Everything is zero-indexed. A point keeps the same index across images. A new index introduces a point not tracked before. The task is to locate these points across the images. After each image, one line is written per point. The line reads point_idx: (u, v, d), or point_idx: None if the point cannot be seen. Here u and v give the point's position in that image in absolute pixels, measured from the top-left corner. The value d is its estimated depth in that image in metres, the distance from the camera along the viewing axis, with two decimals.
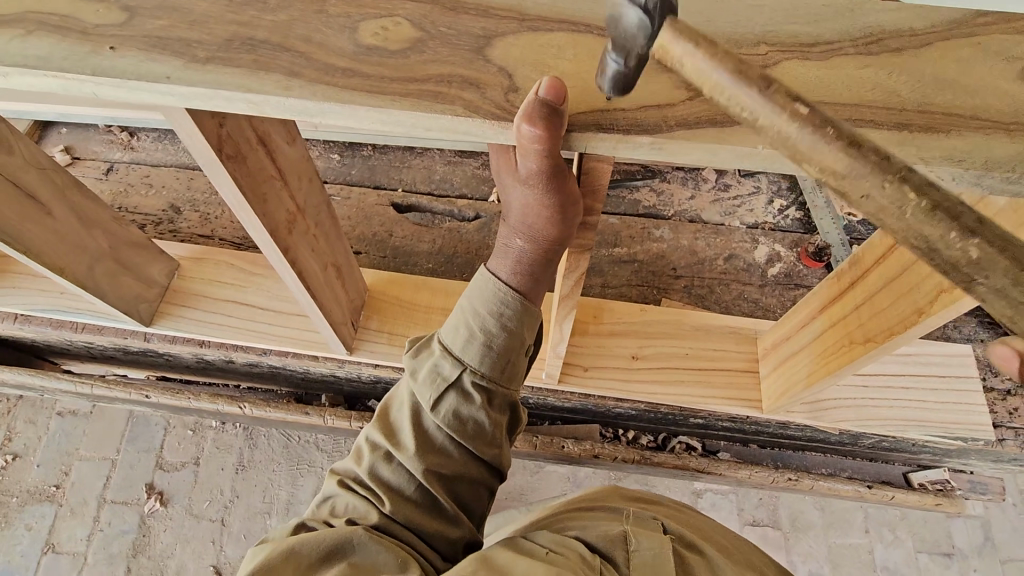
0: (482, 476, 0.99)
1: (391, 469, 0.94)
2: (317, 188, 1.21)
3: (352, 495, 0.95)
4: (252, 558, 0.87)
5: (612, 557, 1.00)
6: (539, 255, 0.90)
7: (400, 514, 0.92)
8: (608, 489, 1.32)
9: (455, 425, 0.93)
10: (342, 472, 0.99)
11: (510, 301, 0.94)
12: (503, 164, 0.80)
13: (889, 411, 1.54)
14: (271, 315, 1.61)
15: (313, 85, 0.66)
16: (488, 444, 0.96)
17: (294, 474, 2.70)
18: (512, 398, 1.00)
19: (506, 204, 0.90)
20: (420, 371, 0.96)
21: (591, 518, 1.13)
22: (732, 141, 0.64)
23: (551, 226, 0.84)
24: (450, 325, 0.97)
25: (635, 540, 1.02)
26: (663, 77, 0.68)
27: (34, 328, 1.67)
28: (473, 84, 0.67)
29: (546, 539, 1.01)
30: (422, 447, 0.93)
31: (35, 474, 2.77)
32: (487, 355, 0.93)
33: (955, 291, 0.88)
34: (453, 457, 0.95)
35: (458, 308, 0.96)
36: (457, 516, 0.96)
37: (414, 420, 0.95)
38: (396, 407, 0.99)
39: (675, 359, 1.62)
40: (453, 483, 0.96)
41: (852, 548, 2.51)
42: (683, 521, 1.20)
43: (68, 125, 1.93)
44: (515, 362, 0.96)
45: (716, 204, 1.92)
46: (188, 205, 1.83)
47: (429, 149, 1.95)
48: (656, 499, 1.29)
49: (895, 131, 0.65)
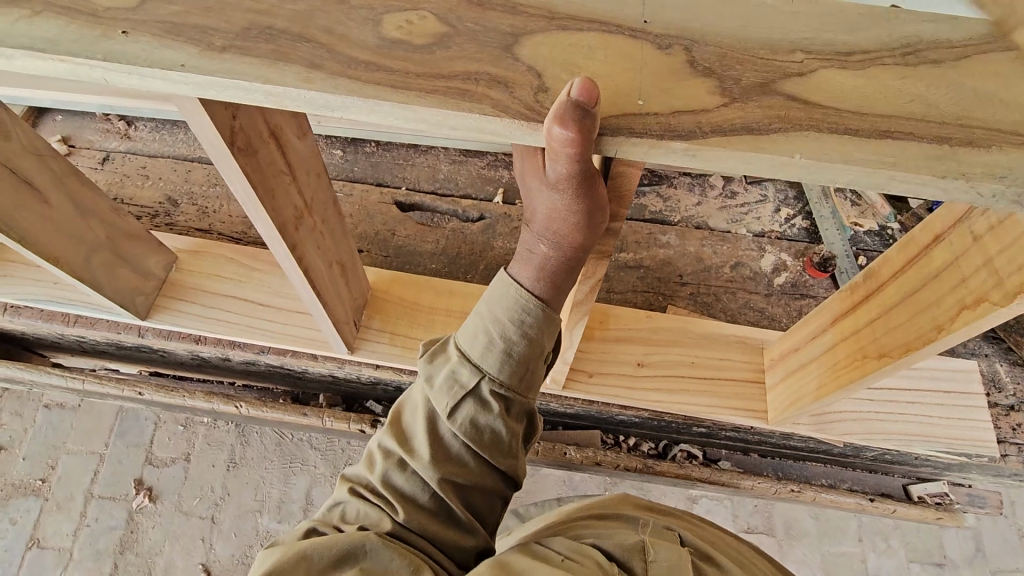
0: (496, 485, 0.96)
1: (405, 476, 0.92)
2: (326, 184, 1.18)
3: (364, 502, 0.92)
4: (262, 564, 0.84)
5: (630, 565, 0.99)
6: (563, 261, 0.88)
7: (415, 522, 0.89)
8: (619, 496, 1.30)
9: (473, 435, 0.90)
10: (353, 478, 0.96)
11: (532, 308, 0.91)
12: (532, 167, 0.78)
13: (895, 425, 1.53)
14: (271, 312, 1.57)
15: (335, 78, 0.63)
16: (504, 453, 0.93)
17: (286, 472, 2.66)
18: (529, 406, 0.97)
19: (531, 208, 0.88)
20: (437, 377, 0.93)
21: (606, 526, 1.11)
22: (769, 150, 0.62)
23: (578, 231, 0.82)
24: (467, 331, 0.94)
25: (653, 551, 1.01)
26: (697, 82, 0.66)
27: (25, 319, 1.62)
28: (502, 82, 0.64)
29: (562, 544, 0.99)
30: (436, 455, 0.91)
31: (20, 468, 2.71)
32: (506, 363, 0.91)
33: (978, 310, 0.87)
34: (468, 465, 0.92)
35: (477, 314, 0.93)
36: (471, 525, 0.93)
37: (429, 427, 0.92)
38: (410, 412, 0.96)
39: (680, 367, 1.60)
40: (467, 491, 0.93)
41: (846, 556, 2.52)
42: (694, 532, 1.19)
43: (64, 113, 1.88)
44: (533, 370, 0.94)
45: (722, 211, 1.90)
46: (186, 198, 1.79)
47: (435, 148, 1.93)
48: (667, 510, 1.27)
49: (935, 145, 0.63)
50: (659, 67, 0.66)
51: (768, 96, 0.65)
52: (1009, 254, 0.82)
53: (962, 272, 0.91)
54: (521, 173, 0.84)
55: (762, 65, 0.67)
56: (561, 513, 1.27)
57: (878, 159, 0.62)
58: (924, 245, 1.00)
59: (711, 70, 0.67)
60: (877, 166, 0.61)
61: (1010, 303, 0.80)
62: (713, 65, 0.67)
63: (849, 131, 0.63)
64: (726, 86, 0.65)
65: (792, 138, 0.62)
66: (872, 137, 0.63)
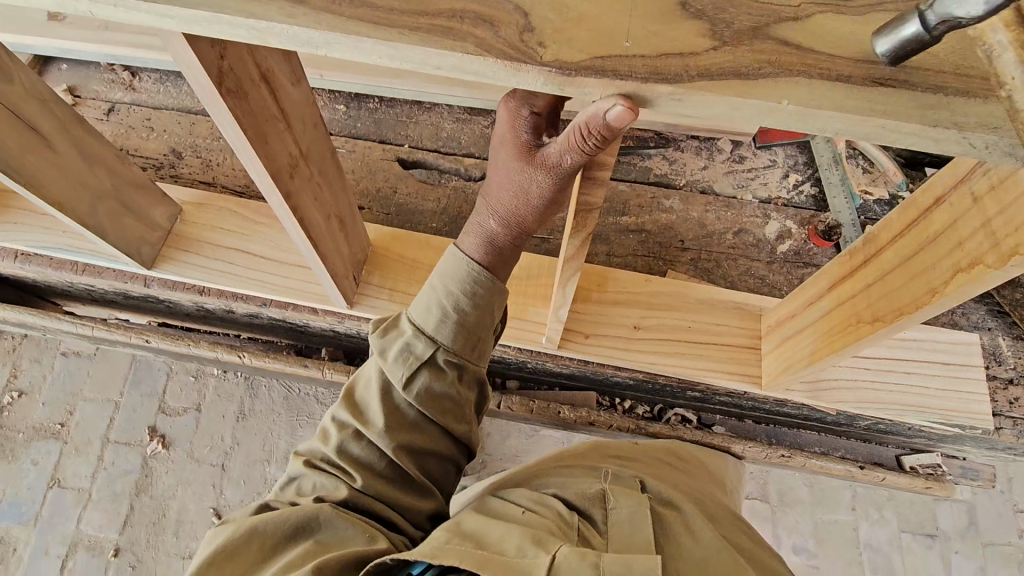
0: (449, 451, 1.05)
1: (361, 445, 0.99)
2: (323, 135, 1.18)
3: (321, 473, 0.99)
4: (215, 540, 0.93)
5: (591, 514, 1.08)
6: (510, 237, 1.02)
7: (371, 492, 0.97)
8: (589, 448, 1.39)
9: (429, 401, 0.98)
10: (308, 453, 1.03)
11: (482, 278, 1.01)
12: (510, 153, 0.92)
13: (889, 395, 1.53)
14: (273, 265, 1.60)
15: (317, 13, 0.62)
16: (456, 418, 1.02)
17: (293, 425, 2.73)
18: (480, 374, 1.05)
19: (489, 187, 1.01)
20: (390, 350, 1.00)
21: (573, 478, 1.20)
22: (755, 96, 0.60)
23: (535, 212, 0.98)
24: (420, 303, 1.01)
25: (614, 500, 1.09)
26: (687, 25, 0.64)
27: (36, 266, 1.66)
28: (487, 21, 0.63)
29: (526, 500, 1.10)
30: (391, 424, 0.98)
31: (40, 412, 2.81)
32: (458, 334, 0.99)
33: (972, 273, 0.86)
34: (423, 430, 1.00)
35: (431, 289, 1.01)
36: (427, 488, 1.02)
37: (383, 398, 0.99)
38: (364, 386, 1.03)
39: (676, 330, 1.60)
40: (422, 456, 1.01)
41: (838, 524, 2.56)
42: (661, 482, 1.28)
43: (69, 62, 1.88)
44: (481, 340, 1.03)
45: (728, 176, 1.87)
46: (190, 150, 1.79)
47: (438, 105, 1.90)
48: (638, 461, 1.36)
49: (930, 93, 0.60)
50: (650, 9, 0.65)
51: (760, 41, 0.63)
52: (1007, 216, 0.80)
53: (959, 234, 0.90)
54: (495, 151, 0.96)
55: (758, 8, 0.65)
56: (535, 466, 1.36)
57: (869, 107, 0.60)
58: (924, 208, 0.98)
59: (702, 13, 0.65)
60: (866, 113, 0.59)
61: (1004, 266, 0.79)
62: (705, 7, 0.65)
63: (842, 77, 0.61)
64: (717, 30, 0.64)
65: (780, 84, 0.61)
66: (863, 85, 0.61)
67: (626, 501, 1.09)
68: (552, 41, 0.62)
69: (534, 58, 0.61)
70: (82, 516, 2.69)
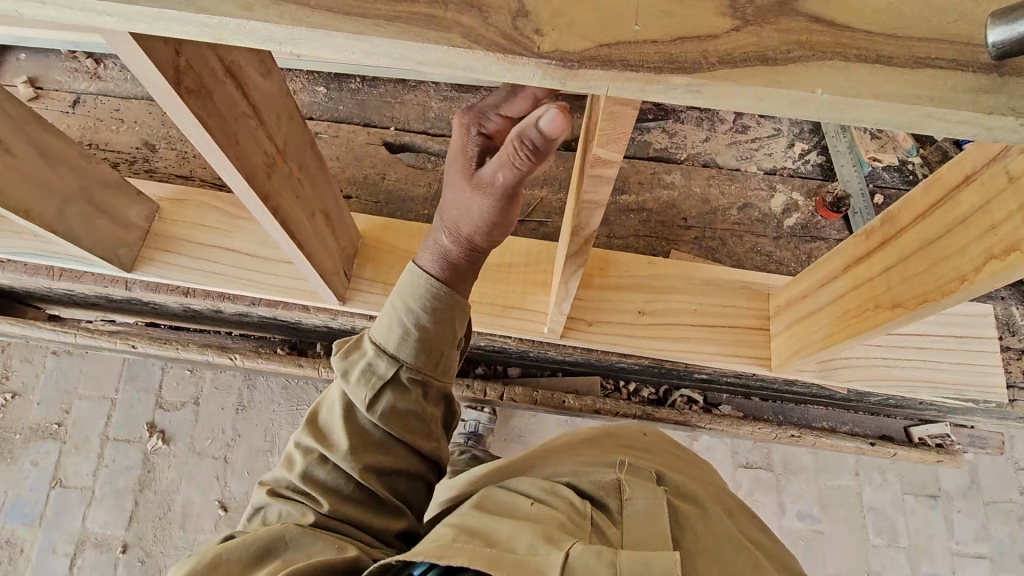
0: (419, 468, 1.04)
1: (326, 470, 0.99)
2: (299, 127, 1.09)
3: (285, 502, 0.98)
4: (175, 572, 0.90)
5: (605, 502, 1.06)
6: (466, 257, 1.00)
7: (338, 512, 0.96)
8: (599, 434, 1.36)
9: (396, 420, 0.98)
10: (273, 481, 1.02)
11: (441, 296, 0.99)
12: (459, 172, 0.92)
13: (902, 372, 1.49)
14: (259, 263, 1.52)
15: (278, 5, 0.54)
16: (423, 434, 1.02)
17: (294, 415, 2.70)
18: (445, 389, 1.05)
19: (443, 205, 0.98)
20: (352, 371, 0.99)
21: (586, 465, 1.18)
22: (785, 84, 0.53)
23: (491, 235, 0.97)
24: (382, 319, 1.00)
25: (630, 490, 1.07)
26: (704, 2, 0.56)
27: (11, 273, 1.58)
28: (474, 6, 0.54)
29: (538, 491, 1.08)
30: (357, 445, 0.97)
31: (36, 413, 2.77)
32: (420, 352, 0.98)
33: (1006, 260, 0.80)
34: (391, 448, 1.00)
35: (389, 307, 1.00)
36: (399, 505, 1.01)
37: (346, 420, 0.98)
38: (326, 408, 1.03)
39: (682, 314, 1.55)
40: (391, 475, 1.01)
41: (842, 490, 2.57)
42: (676, 471, 1.26)
43: (27, 51, 1.76)
44: (446, 354, 1.02)
45: (731, 147, 1.79)
46: (164, 142, 1.69)
47: (424, 83, 1.80)
48: (649, 447, 1.34)
49: (982, 74, 0.53)
50: None
51: (787, 18, 0.55)
52: None
53: (992, 218, 0.84)
54: (448, 173, 0.96)
55: None
56: (543, 453, 1.35)
57: (914, 93, 0.52)
58: (951, 187, 0.92)
59: None
60: (912, 101, 0.52)
61: None
62: None
63: (882, 58, 0.54)
64: (738, 6, 0.56)
65: (812, 70, 0.53)
66: (906, 67, 0.54)
67: (639, 490, 1.06)
68: (551, 27, 0.54)
69: (533, 49, 0.53)
70: (88, 513, 2.68)
